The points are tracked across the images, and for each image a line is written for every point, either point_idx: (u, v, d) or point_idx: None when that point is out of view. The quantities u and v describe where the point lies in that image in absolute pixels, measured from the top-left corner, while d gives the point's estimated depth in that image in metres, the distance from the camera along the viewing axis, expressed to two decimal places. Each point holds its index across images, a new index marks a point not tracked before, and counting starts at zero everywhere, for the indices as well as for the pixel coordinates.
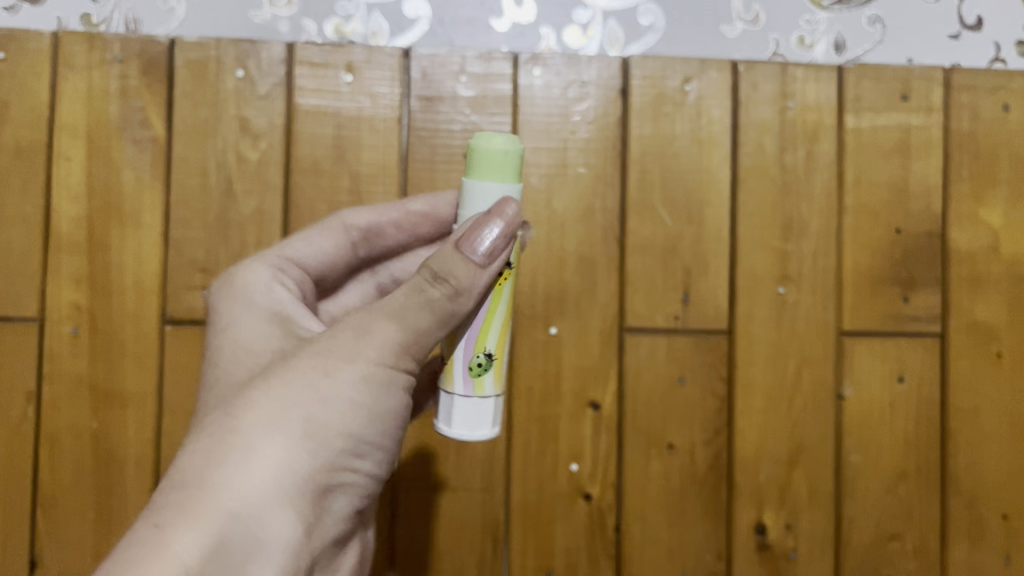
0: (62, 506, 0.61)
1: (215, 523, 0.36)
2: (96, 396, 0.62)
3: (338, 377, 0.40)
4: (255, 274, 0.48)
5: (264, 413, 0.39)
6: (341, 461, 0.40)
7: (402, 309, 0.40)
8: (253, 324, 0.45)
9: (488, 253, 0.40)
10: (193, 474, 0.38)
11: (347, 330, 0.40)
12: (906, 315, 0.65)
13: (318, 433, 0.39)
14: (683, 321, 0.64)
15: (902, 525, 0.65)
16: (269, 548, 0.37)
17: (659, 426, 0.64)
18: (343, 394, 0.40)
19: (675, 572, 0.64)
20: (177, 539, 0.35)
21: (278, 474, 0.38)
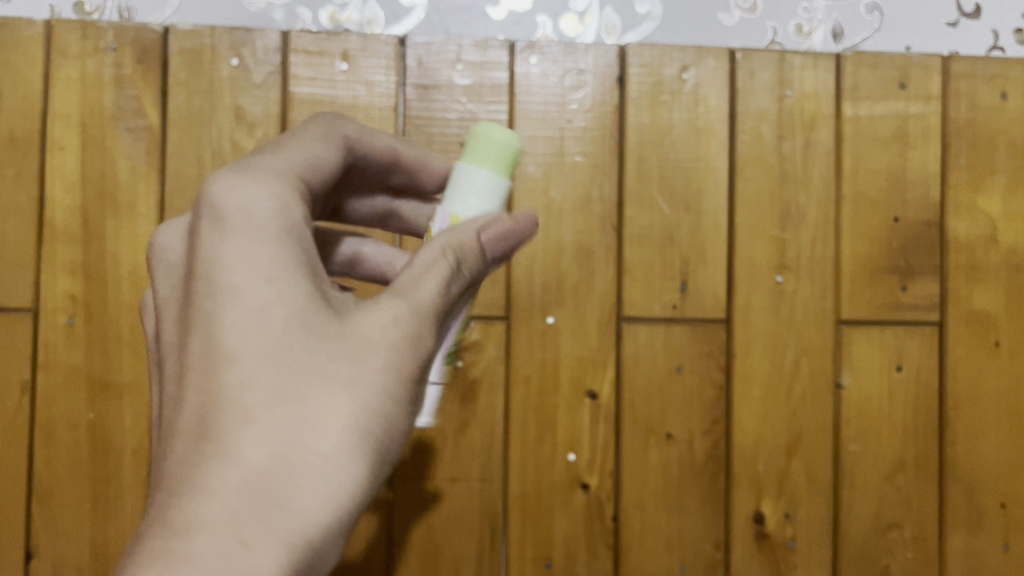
0: (58, 497, 0.61)
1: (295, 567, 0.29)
2: (91, 387, 0.61)
3: (406, 400, 0.33)
4: (274, 181, 0.35)
5: (340, 428, 0.31)
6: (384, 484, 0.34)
7: (441, 309, 0.35)
8: (285, 258, 0.33)
9: (496, 249, 0.38)
10: (251, 505, 0.29)
11: (406, 334, 0.34)
12: (904, 303, 0.65)
13: (384, 456, 0.33)
14: (680, 310, 0.64)
15: (901, 514, 0.65)
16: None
17: (657, 415, 0.63)
18: (406, 420, 0.34)
19: (674, 561, 0.64)
20: None
21: (351, 507, 0.31)
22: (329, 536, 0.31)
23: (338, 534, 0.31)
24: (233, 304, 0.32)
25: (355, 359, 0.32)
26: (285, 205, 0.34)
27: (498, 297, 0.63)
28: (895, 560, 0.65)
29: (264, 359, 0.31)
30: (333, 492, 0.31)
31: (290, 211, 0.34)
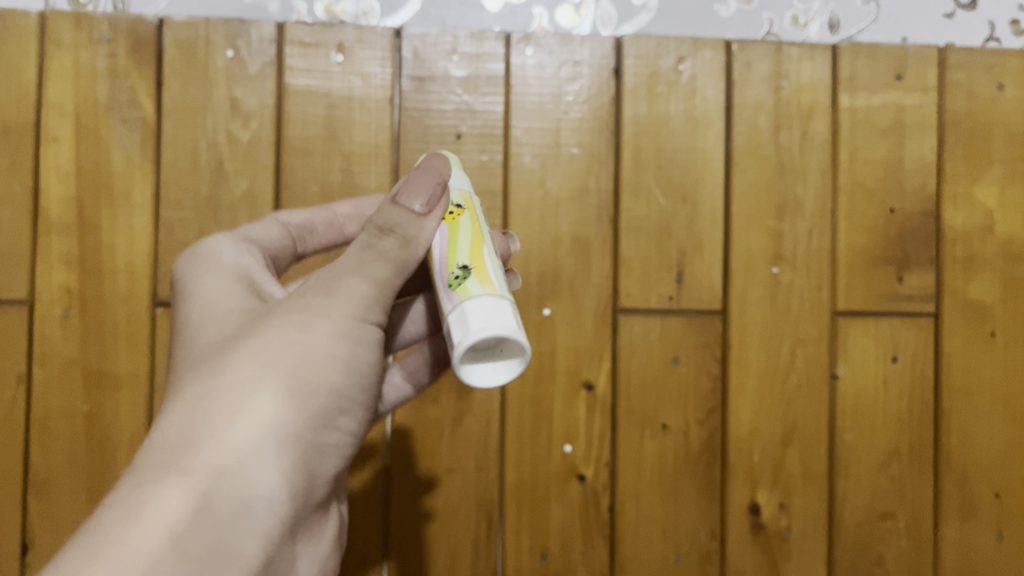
0: (55, 489, 0.61)
1: (198, 484, 0.33)
2: (88, 379, 0.61)
3: (319, 329, 0.37)
4: (221, 242, 0.44)
5: (244, 371, 0.36)
6: (326, 419, 0.37)
7: (362, 264, 0.39)
8: (221, 282, 0.41)
9: (426, 202, 0.40)
10: (163, 446, 0.34)
11: (314, 289, 0.38)
12: (900, 294, 0.65)
13: (302, 387, 0.36)
14: (676, 302, 0.64)
15: (895, 503, 0.65)
16: (254, 507, 0.34)
17: (653, 406, 0.64)
18: (324, 347, 0.37)
19: (669, 551, 0.64)
20: (157, 499, 0.32)
21: (262, 431, 0.35)
22: (238, 458, 0.34)
23: (250, 456, 0.34)
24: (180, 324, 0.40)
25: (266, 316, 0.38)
26: (228, 255, 0.43)
27: None
28: (890, 550, 0.65)
29: (198, 347, 0.38)
30: (241, 415, 0.35)
31: (232, 259, 0.43)
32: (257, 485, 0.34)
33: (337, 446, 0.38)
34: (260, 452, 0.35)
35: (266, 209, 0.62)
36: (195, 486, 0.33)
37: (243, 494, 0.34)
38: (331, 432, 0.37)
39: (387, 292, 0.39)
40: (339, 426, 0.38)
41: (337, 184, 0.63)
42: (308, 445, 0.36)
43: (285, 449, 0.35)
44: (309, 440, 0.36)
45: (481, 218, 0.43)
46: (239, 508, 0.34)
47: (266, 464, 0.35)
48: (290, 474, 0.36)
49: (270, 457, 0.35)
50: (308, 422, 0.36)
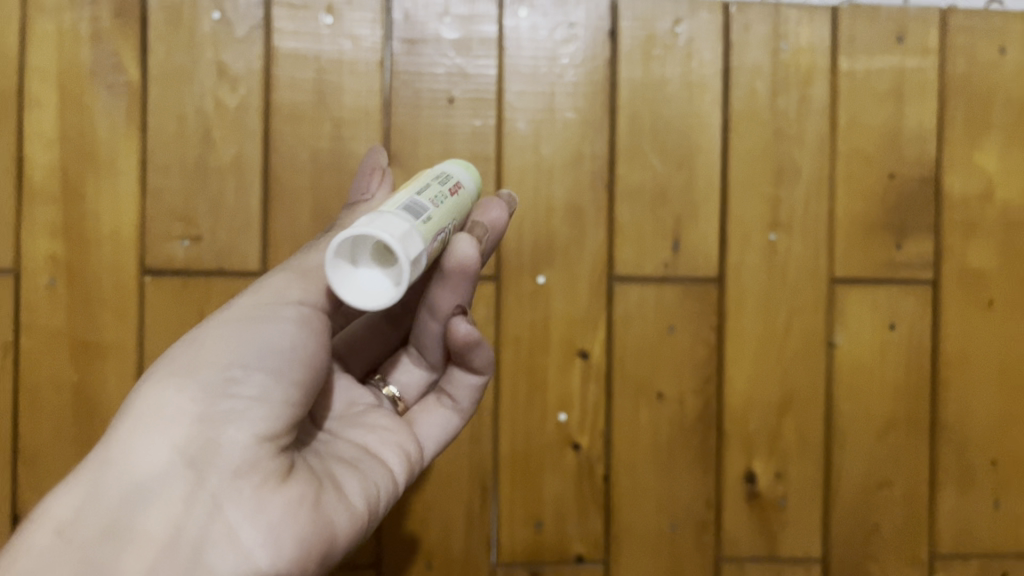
0: (44, 460, 0.61)
1: (83, 477, 0.36)
2: (76, 348, 0.61)
3: (215, 324, 0.40)
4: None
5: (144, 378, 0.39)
6: (214, 387, 0.38)
7: (287, 266, 0.44)
8: None
9: (366, 190, 0.48)
10: None
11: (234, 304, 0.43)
12: (898, 262, 0.64)
13: (184, 368, 0.38)
14: (672, 270, 0.63)
15: (891, 472, 0.65)
16: (135, 484, 0.36)
17: (648, 374, 0.63)
18: (213, 333, 0.40)
19: (664, 521, 0.63)
20: (53, 500, 0.36)
21: (141, 416, 0.37)
22: (116, 444, 0.36)
23: (127, 440, 0.36)
24: None
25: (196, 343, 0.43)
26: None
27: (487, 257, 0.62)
28: (886, 518, 0.65)
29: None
30: (124, 411, 0.37)
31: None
32: (141, 460, 0.36)
33: (239, 411, 0.37)
34: (139, 432, 0.37)
35: (254, 175, 0.61)
36: (79, 478, 0.36)
37: (129, 472, 0.36)
38: (225, 399, 0.37)
39: (311, 275, 0.43)
40: (236, 392, 0.38)
41: (326, 150, 0.62)
42: (194, 416, 0.37)
43: (168, 425, 0.37)
44: (198, 410, 0.37)
45: (430, 178, 0.43)
46: (125, 484, 0.36)
47: (149, 440, 0.36)
48: (179, 445, 0.36)
49: (152, 432, 0.37)
50: (193, 394, 0.37)
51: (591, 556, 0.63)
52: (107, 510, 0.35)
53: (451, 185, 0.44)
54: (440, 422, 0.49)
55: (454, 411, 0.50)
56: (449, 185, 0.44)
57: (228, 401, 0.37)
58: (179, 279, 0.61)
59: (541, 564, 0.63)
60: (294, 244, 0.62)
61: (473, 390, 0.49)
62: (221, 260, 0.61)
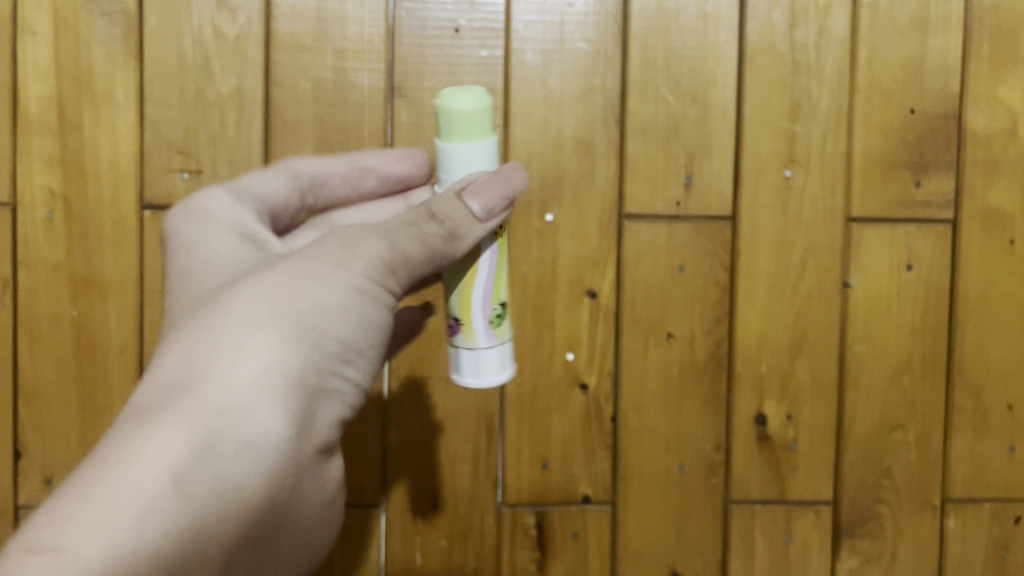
0: (45, 396, 0.60)
1: (200, 416, 0.34)
2: (76, 283, 0.60)
3: (329, 283, 0.39)
4: (219, 200, 0.46)
5: (249, 313, 0.38)
6: (329, 363, 0.39)
7: (395, 236, 0.41)
8: (224, 238, 0.44)
9: (488, 207, 0.42)
10: (173, 387, 0.36)
11: (331, 240, 0.42)
12: (918, 201, 0.63)
13: (306, 332, 0.38)
14: (684, 207, 0.61)
15: (905, 415, 0.63)
16: (253, 442, 0.35)
17: (658, 314, 0.62)
18: (331, 295, 0.39)
19: (672, 462, 0.62)
20: (162, 432, 0.33)
21: (266, 369, 0.36)
22: (239, 394, 0.35)
23: (253, 393, 0.36)
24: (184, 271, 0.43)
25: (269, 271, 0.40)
26: (226, 213, 0.46)
27: None
28: (898, 462, 0.64)
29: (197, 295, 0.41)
30: (242, 354, 0.36)
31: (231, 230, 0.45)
32: (263, 419, 0.36)
33: (337, 392, 0.39)
34: (263, 390, 0.36)
35: (254, 107, 0.60)
36: (196, 417, 0.34)
37: (250, 428, 0.35)
38: (333, 375, 0.39)
39: (413, 270, 0.42)
40: (341, 372, 0.39)
41: (329, 82, 0.60)
42: (310, 386, 0.38)
43: (289, 388, 0.37)
44: (313, 383, 0.38)
45: None
46: (246, 440, 0.35)
47: (271, 402, 0.36)
48: (296, 410, 0.37)
49: (277, 389, 0.36)
50: (313, 364, 0.38)
51: (598, 498, 0.62)
52: (223, 465, 0.34)
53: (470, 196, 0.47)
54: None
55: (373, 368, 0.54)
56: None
57: (335, 380, 0.39)
58: None
59: (548, 505, 0.62)
60: None
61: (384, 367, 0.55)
62: None
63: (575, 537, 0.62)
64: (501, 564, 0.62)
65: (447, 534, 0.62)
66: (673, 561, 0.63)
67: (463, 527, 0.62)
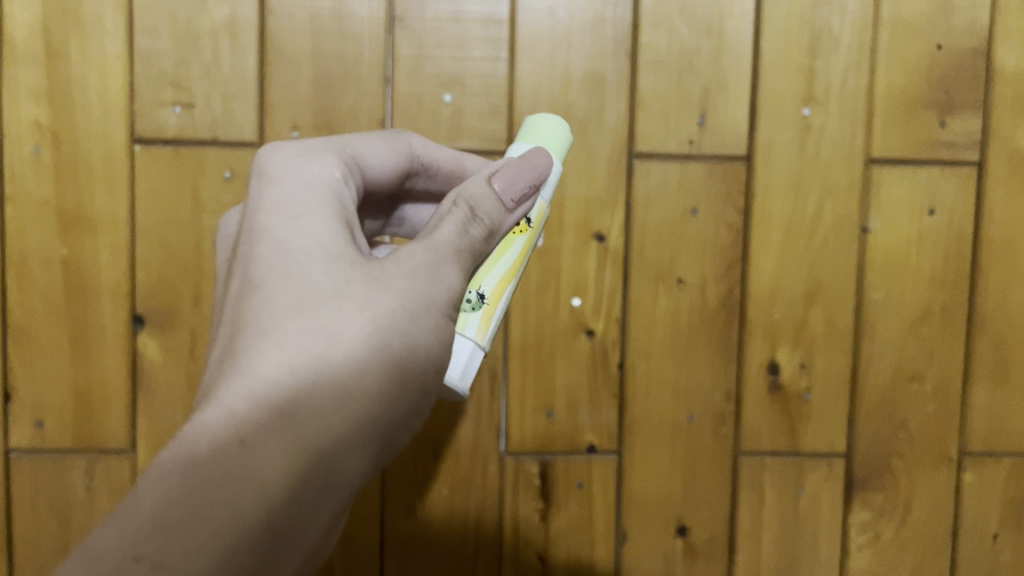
0: (34, 336, 0.58)
1: (293, 468, 0.31)
2: (65, 220, 0.57)
3: (425, 324, 0.34)
4: (325, 161, 0.39)
5: (353, 347, 0.32)
6: (410, 410, 0.35)
7: (457, 254, 0.36)
8: (318, 210, 0.36)
9: (516, 197, 0.40)
10: (267, 414, 0.31)
11: (422, 265, 0.35)
12: (942, 142, 0.60)
13: (401, 381, 0.34)
14: (697, 146, 0.59)
15: (923, 366, 0.61)
16: (331, 494, 0.33)
17: (668, 258, 0.59)
18: (426, 343, 0.34)
19: (681, 412, 0.60)
20: (256, 475, 0.31)
21: (360, 422, 0.33)
22: (330, 448, 0.32)
23: (343, 447, 0.33)
24: (272, 240, 0.35)
25: (372, 286, 0.34)
26: (330, 177, 0.38)
27: (498, 130, 0.58)
28: (914, 413, 0.61)
29: (289, 283, 0.34)
30: (341, 402, 0.32)
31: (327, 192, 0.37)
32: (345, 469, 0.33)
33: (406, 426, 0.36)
34: (351, 443, 0.33)
35: (249, 38, 0.57)
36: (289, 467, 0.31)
37: (331, 482, 0.33)
38: (411, 417, 0.35)
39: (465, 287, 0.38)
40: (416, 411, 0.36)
41: (326, 12, 0.57)
42: (389, 435, 0.35)
43: (372, 441, 0.34)
44: (392, 430, 0.35)
45: (535, 245, 0.44)
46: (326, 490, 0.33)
47: (356, 455, 0.33)
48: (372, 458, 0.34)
49: (364, 440, 0.33)
50: (399, 413, 0.34)
51: (604, 448, 0.60)
52: (298, 516, 0.32)
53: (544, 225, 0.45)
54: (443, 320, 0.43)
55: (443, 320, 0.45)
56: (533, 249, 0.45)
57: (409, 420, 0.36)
58: (171, 149, 0.57)
59: (551, 454, 0.60)
60: (291, 113, 0.58)
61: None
62: (215, 130, 0.57)
63: (580, 487, 0.61)
64: (503, 514, 0.61)
65: (448, 482, 0.60)
66: (680, 514, 0.61)
67: (465, 476, 0.60)
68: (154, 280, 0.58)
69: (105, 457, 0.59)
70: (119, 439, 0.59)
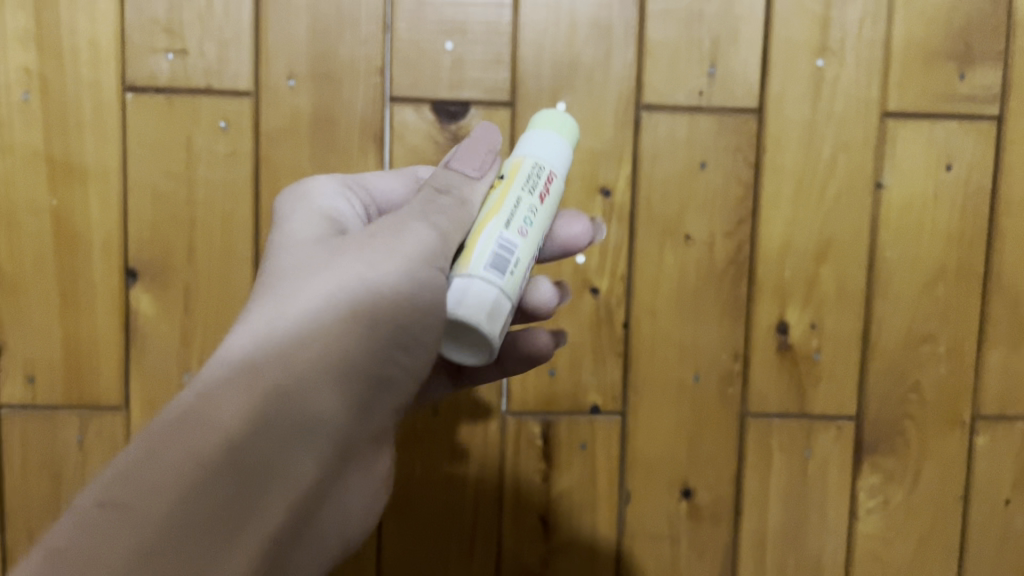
0: (24, 290, 0.57)
1: (258, 400, 0.33)
2: (55, 171, 0.56)
3: (383, 269, 0.36)
4: (324, 185, 0.44)
5: (313, 297, 0.36)
6: (386, 351, 0.37)
7: (425, 215, 0.38)
8: (306, 218, 0.41)
9: (477, 165, 0.41)
10: (232, 364, 0.34)
11: (382, 231, 0.38)
12: (960, 95, 0.58)
13: (365, 318, 0.36)
14: (707, 98, 0.57)
15: (937, 326, 0.60)
16: (305, 428, 0.34)
17: (676, 213, 0.58)
18: (392, 282, 0.36)
19: (687, 371, 0.59)
20: (221, 411, 0.33)
21: (324, 355, 0.35)
22: (295, 380, 0.34)
23: (309, 379, 0.35)
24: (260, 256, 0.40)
25: (334, 256, 0.37)
26: (326, 196, 0.43)
27: (502, 80, 0.56)
28: (927, 375, 0.60)
29: (265, 278, 0.38)
30: (301, 339, 0.35)
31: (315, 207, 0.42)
32: (314, 405, 0.35)
33: (396, 378, 0.38)
34: (316, 376, 0.35)
35: None
36: (252, 401, 0.33)
37: (302, 415, 0.34)
38: (391, 361, 0.37)
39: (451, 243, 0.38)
40: (398, 356, 0.37)
41: None
42: (364, 375, 0.36)
43: (343, 377, 0.35)
44: (367, 372, 0.36)
45: (520, 182, 0.39)
46: (298, 426, 0.34)
47: (326, 388, 0.35)
48: (347, 400, 0.36)
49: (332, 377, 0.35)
50: (369, 353, 0.36)
51: (608, 408, 0.59)
52: (274, 448, 0.33)
53: (547, 171, 0.40)
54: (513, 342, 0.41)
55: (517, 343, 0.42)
56: (539, 190, 0.39)
57: (389, 365, 0.37)
58: (163, 98, 0.56)
59: (554, 414, 0.59)
60: (287, 61, 0.56)
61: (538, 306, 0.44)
62: (209, 78, 0.56)
63: (583, 449, 0.59)
64: (504, 475, 0.60)
65: (448, 443, 0.59)
66: (685, 476, 0.60)
67: (465, 436, 0.59)
68: (147, 233, 0.57)
69: (97, 414, 0.58)
70: (112, 395, 0.58)
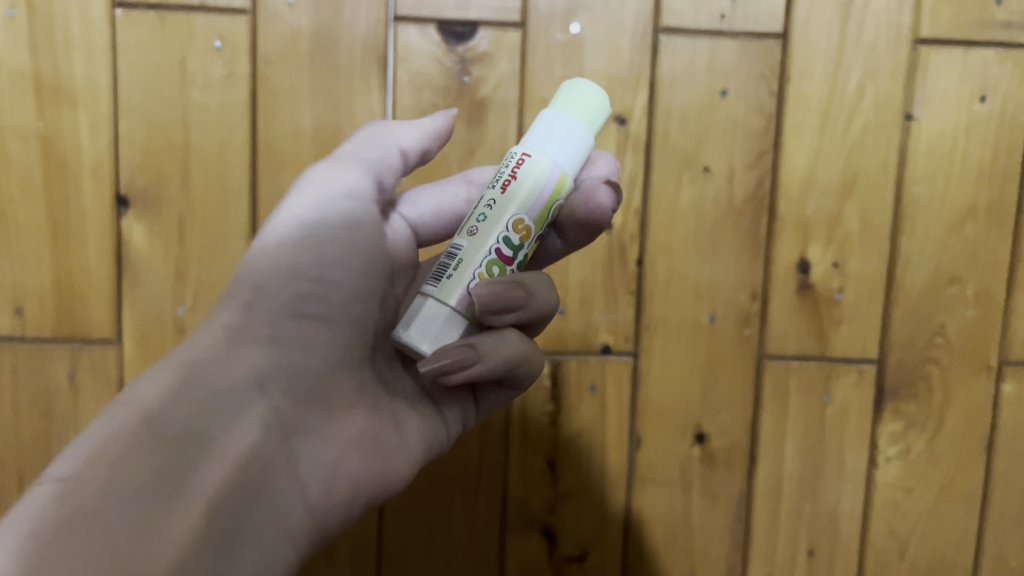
0: (12, 217, 0.54)
1: (170, 377, 0.34)
2: (42, 91, 0.53)
3: (269, 232, 0.38)
4: None
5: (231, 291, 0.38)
6: (295, 304, 0.37)
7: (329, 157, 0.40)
8: None
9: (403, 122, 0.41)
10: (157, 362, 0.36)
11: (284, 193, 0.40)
12: (996, 22, 0.55)
13: (270, 285, 0.37)
14: (729, 22, 0.54)
15: (965, 267, 0.57)
16: (221, 395, 0.34)
17: (694, 144, 0.55)
18: (282, 236, 0.38)
19: (703, 311, 0.56)
20: (137, 391, 0.34)
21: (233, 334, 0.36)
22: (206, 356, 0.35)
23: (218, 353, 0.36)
24: None
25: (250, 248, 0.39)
26: None
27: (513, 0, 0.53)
28: (954, 319, 0.57)
29: None
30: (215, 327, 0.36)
31: None
32: (226, 375, 0.35)
33: (319, 336, 0.37)
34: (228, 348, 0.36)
35: None
36: (166, 379, 0.34)
37: (217, 383, 0.35)
38: (306, 316, 0.37)
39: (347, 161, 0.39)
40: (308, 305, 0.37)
41: None
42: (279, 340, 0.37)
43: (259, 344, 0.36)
44: (281, 335, 0.37)
45: (492, 179, 0.36)
46: (214, 392, 0.34)
47: (238, 357, 0.36)
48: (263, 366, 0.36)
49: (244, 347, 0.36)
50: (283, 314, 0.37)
51: (619, 348, 0.57)
52: (189, 413, 0.33)
53: (517, 155, 0.35)
54: (513, 345, 0.35)
55: (535, 348, 0.37)
56: (501, 180, 0.35)
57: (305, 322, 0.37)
58: (156, 15, 0.53)
59: (563, 353, 0.57)
60: None
61: (551, 290, 0.37)
62: None
63: (593, 390, 0.57)
64: (511, 415, 0.57)
65: None
66: (699, 420, 0.57)
67: None
68: (139, 158, 0.54)
69: (89, 348, 0.56)
70: (102, 328, 0.56)
